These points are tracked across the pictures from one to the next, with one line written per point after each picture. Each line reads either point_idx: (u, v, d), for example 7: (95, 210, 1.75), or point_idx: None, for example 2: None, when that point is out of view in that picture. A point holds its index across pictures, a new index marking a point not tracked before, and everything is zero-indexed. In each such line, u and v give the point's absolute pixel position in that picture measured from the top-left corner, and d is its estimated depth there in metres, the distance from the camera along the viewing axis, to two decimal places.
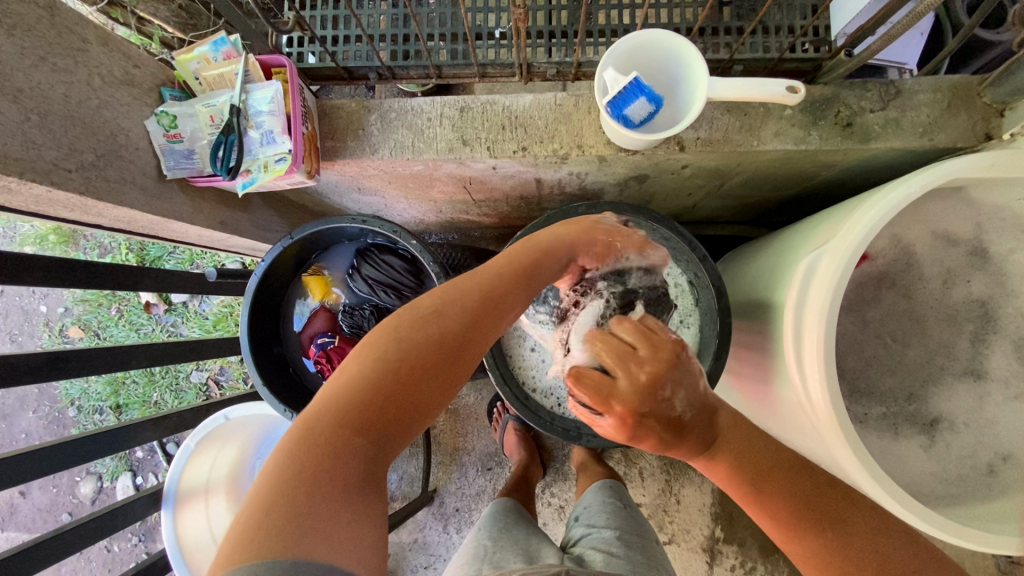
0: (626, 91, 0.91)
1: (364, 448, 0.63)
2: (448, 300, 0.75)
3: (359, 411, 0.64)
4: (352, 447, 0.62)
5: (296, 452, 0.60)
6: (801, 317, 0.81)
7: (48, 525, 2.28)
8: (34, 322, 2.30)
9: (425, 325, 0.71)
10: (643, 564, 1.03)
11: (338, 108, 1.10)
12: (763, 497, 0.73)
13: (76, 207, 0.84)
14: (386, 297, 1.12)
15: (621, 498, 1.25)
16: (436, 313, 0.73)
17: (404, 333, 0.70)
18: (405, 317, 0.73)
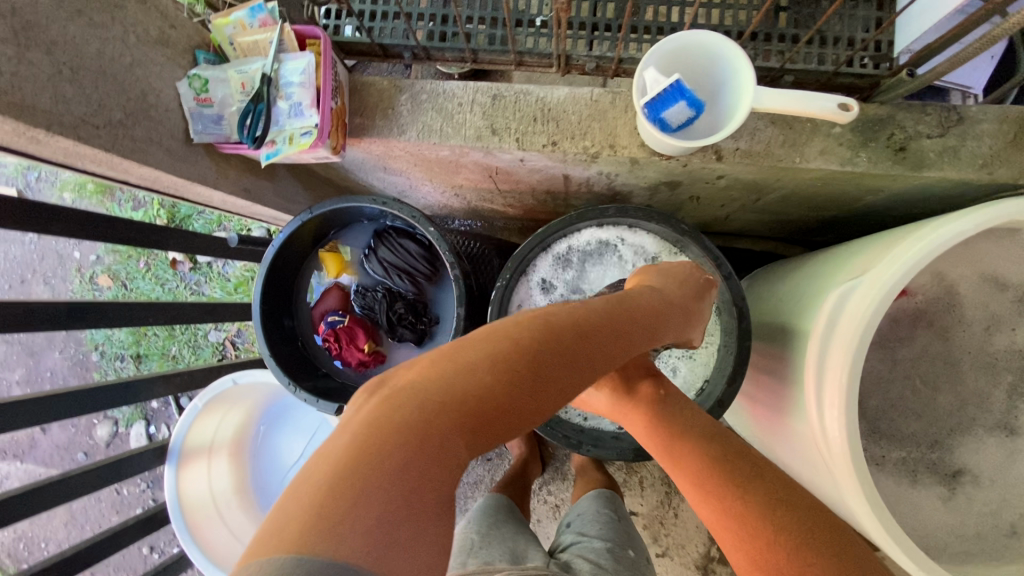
0: (667, 93, 0.86)
1: (459, 456, 0.56)
2: (591, 332, 0.69)
3: (469, 415, 0.57)
4: (450, 451, 0.55)
5: (396, 442, 0.52)
6: (824, 354, 0.77)
7: (64, 462, 2.38)
8: (67, 266, 2.38)
9: (566, 362, 0.65)
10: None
11: (370, 85, 1.08)
12: (678, 459, 0.74)
13: (102, 163, 0.84)
14: (400, 282, 1.11)
15: (616, 509, 1.23)
16: (577, 350, 0.67)
17: (543, 360, 0.64)
18: (550, 338, 0.65)
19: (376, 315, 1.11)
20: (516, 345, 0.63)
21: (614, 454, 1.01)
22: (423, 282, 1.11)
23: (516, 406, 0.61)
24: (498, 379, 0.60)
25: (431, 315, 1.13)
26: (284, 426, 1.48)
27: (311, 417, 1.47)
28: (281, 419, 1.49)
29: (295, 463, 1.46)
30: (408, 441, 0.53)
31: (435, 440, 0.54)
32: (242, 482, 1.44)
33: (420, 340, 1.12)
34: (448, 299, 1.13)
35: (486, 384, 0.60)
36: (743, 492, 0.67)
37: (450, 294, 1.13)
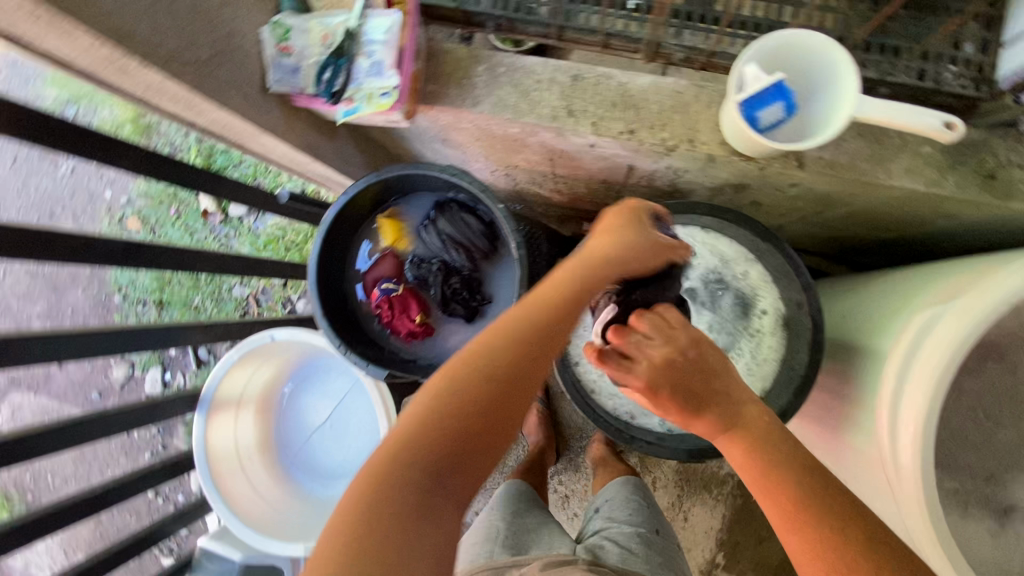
0: (768, 91, 0.84)
1: (420, 479, 0.60)
2: (514, 327, 0.71)
3: (419, 441, 0.62)
4: (412, 476, 0.60)
5: (386, 478, 0.60)
6: (904, 376, 0.76)
7: (77, 399, 2.40)
8: (97, 205, 2.37)
9: (500, 363, 0.68)
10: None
11: (448, 52, 1.05)
12: (772, 489, 0.71)
13: (182, 101, 0.83)
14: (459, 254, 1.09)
15: (645, 496, 1.22)
16: (508, 349, 0.69)
17: (497, 359, 0.68)
18: (475, 352, 0.70)
19: (430, 287, 1.10)
20: (452, 369, 0.68)
21: (668, 454, 0.98)
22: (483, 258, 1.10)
23: (465, 417, 0.64)
24: (462, 389, 0.66)
25: (485, 294, 1.12)
26: (312, 388, 1.49)
27: (341, 382, 1.48)
28: (309, 381, 1.49)
29: (321, 426, 1.48)
30: (372, 479, 0.59)
31: (394, 471, 0.60)
32: (265, 439, 1.45)
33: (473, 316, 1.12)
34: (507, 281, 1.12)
35: (429, 408, 0.65)
36: (827, 540, 0.65)
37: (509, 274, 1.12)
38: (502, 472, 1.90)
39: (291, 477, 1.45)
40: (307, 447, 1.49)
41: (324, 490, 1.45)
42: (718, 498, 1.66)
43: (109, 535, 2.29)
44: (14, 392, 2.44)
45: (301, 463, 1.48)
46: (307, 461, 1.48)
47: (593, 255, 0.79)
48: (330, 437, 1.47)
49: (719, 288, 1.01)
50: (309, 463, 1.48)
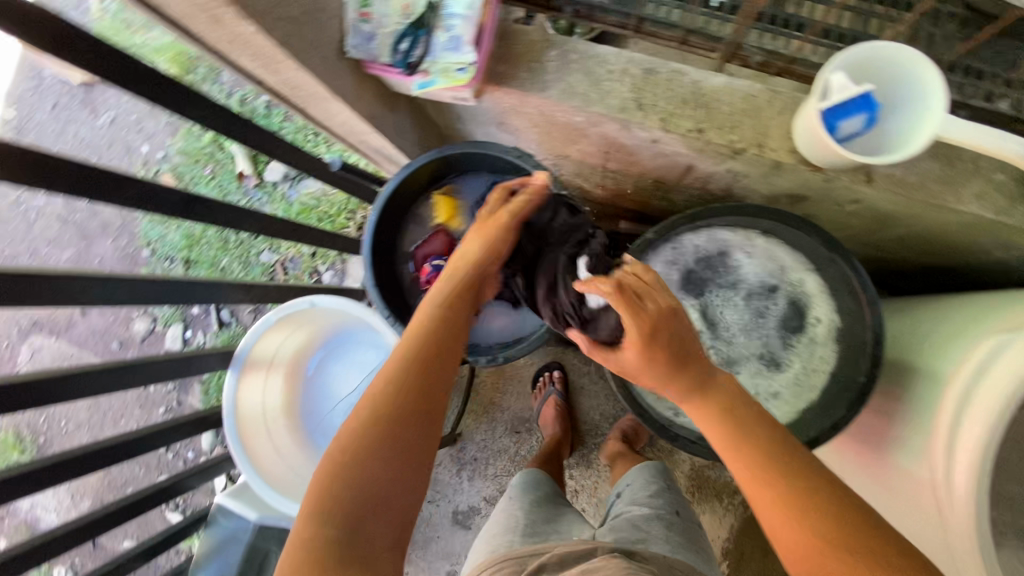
0: (852, 102, 0.83)
1: (367, 479, 0.69)
2: (423, 334, 0.83)
3: (363, 446, 0.71)
4: (360, 479, 0.69)
5: (337, 478, 0.68)
6: (965, 402, 0.76)
7: (97, 348, 2.42)
8: (133, 157, 2.37)
9: (421, 368, 0.79)
10: (693, 560, 1.00)
11: (521, 33, 1.05)
12: (738, 453, 0.72)
13: (264, 57, 0.83)
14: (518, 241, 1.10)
15: (666, 476, 1.22)
16: (426, 356, 0.80)
17: (414, 355, 0.80)
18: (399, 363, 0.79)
19: None
20: (383, 383, 0.76)
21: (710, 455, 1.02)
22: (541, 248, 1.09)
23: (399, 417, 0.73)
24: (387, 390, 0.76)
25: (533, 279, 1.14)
26: (341, 359, 1.51)
27: (371, 355, 1.49)
28: (340, 351, 1.51)
29: (347, 396, 1.49)
30: (329, 493, 0.68)
31: (346, 481, 0.68)
32: (291, 403, 1.46)
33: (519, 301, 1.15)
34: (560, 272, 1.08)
35: (366, 417, 0.73)
36: (821, 510, 0.65)
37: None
38: (514, 460, 1.91)
39: (313, 443, 1.46)
40: (332, 416, 1.49)
41: None
42: (728, 508, 1.66)
43: (117, 485, 2.32)
44: (35, 335, 2.46)
45: (325, 431, 1.49)
46: (330, 429, 1.48)
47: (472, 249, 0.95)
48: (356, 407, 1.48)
49: (774, 295, 0.99)
50: (331, 431, 1.48)
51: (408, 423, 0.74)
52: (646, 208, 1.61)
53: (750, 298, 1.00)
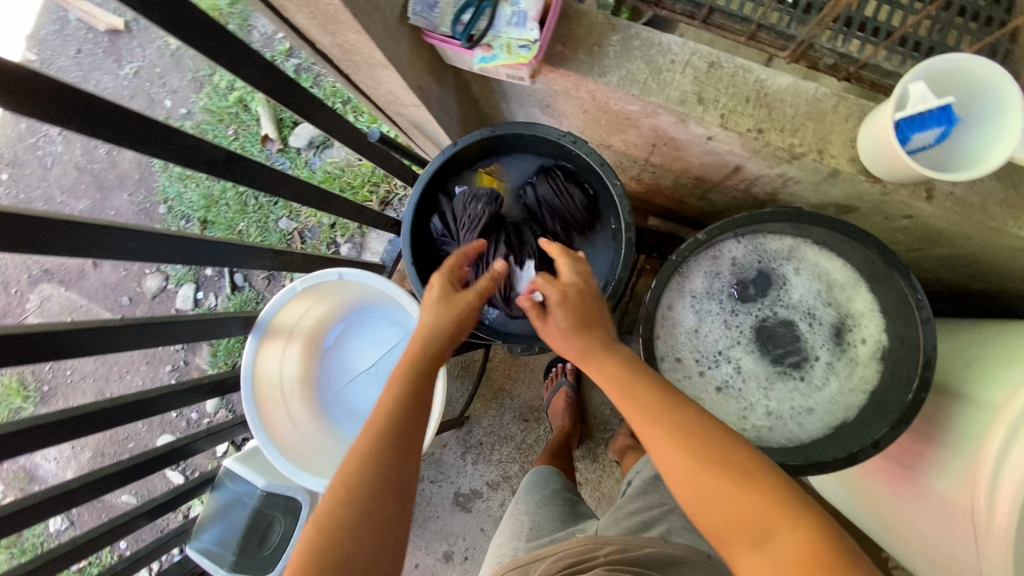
0: (930, 114, 0.80)
1: (361, 536, 0.64)
2: (408, 373, 0.79)
3: (356, 505, 0.66)
4: (354, 539, 0.64)
5: (326, 549, 0.63)
6: (1014, 432, 0.75)
7: (106, 302, 2.40)
8: (156, 112, 2.33)
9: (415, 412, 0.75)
10: (698, 542, 0.94)
11: (583, 15, 1.02)
12: (656, 414, 0.71)
13: (326, 17, 0.80)
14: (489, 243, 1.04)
15: None
16: (415, 401, 0.76)
17: (398, 403, 0.75)
18: (389, 409, 0.74)
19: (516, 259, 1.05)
20: (373, 432, 0.72)
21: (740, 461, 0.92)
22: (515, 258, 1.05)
23: (394, 468, 0.69)
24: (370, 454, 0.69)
25: None
26: (361, 333, 1.50)
27: (391, 331, 1.47)
28: (360, 325, 1.50)
29: (365, 371, 1.48)
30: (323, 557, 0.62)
31: (339, 545, 0.63)
32: (307, 373, 1.45)
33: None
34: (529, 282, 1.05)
35: (360, 472, 0.68)
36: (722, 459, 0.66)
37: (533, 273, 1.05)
38: (520, 448, 1.91)
39: (327, 416, 1.44)
40: (347, 390, 1.48)
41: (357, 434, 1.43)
42: None
43: (118, 440, 2.32)
44: (45, 283, 2.44)
45: (340, 405, 1.47)
46: (344, 403, 1.47)
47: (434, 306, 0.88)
48: (373, 383, 1.47)
49: (819, 311, 0.98)
50: (345, 405, 1.47)
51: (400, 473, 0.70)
52: (680, 205, 1.58)
53: (794, 311, 0.99)
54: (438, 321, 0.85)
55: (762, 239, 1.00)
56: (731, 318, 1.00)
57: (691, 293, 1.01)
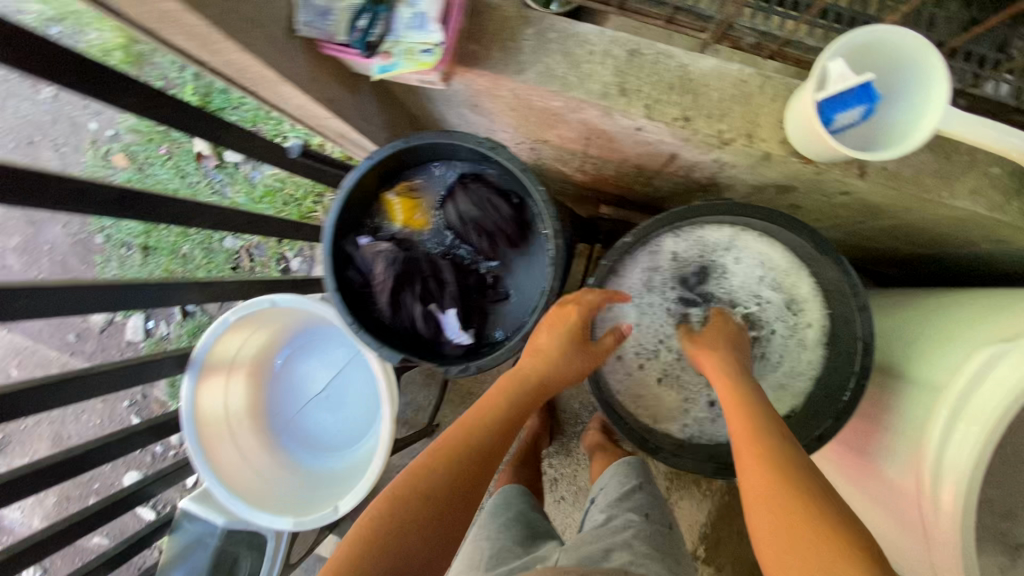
0: (850, 92, 0.77)
1: (441, 519, 0.74)
2: (513, 397, 0.88)
3: (448, 489, 0.76)
4: (433, 519, 0.73)
5: (410, 514, 0.72)
6: (958, 415, 0.73)
7: (52, 341, 2.29)
8: (80, 137, 2.20)
9: (507, 437, 0.85)
10: (660, 570, 0.90)
11: (494, 9, 0.95)
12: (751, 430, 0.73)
13: (197, 38, 0.73)
14: (405, 294, 0.96)
15: (642, 476, 1.17)
16: (509, 428, 0.86)
17: (506, 422, 0.86)
18: (493, 420, 0.85)
19: (437, 299, 0.97)
20: (479, 440, 0.82)
21: (692, 467, 0.88)
22: (435, 305, 0.97)
23: (481, 473, 0.79)
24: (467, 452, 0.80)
25: (501, 290, 1.02)
26: (310, 356, 1.44)
27: (340, 352, 1.42)
28: (307, 348, 1.44)
29: (317, 395, 1.42)
30: (407, 515, 0.72)
31: (428, 514, 0.73)
32: (256, 404, 1.39)
33: (484, 326, 1.01)
34: (454, 326, 0.97)
35: (458, 465, 0.78)
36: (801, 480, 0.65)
37: (456, 318, 0.97)
38: None
39: (282, 446, 1.38)
40: (300, 417, 1.43)
41: (315, 462, 1.38)
42: (706, 494, 1.71)
43: (83, 481, 2.24)
44: None
45: (293, 434, 1.41)
46: (299, 431, 1.42)
47: (560, 341, 0.89)
48: (326, 407, 1.42)
49: (761, 298, 0.97)
50: (301, 433, 1.41)
51: (483, 481, 0.80)
52: (628, 193, 1.54)
53: (736, 301, 0.97)
54: (571, 366, 0.90)
55: (696, 230, 0.97)
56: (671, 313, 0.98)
57: (630, 293, 0.98)
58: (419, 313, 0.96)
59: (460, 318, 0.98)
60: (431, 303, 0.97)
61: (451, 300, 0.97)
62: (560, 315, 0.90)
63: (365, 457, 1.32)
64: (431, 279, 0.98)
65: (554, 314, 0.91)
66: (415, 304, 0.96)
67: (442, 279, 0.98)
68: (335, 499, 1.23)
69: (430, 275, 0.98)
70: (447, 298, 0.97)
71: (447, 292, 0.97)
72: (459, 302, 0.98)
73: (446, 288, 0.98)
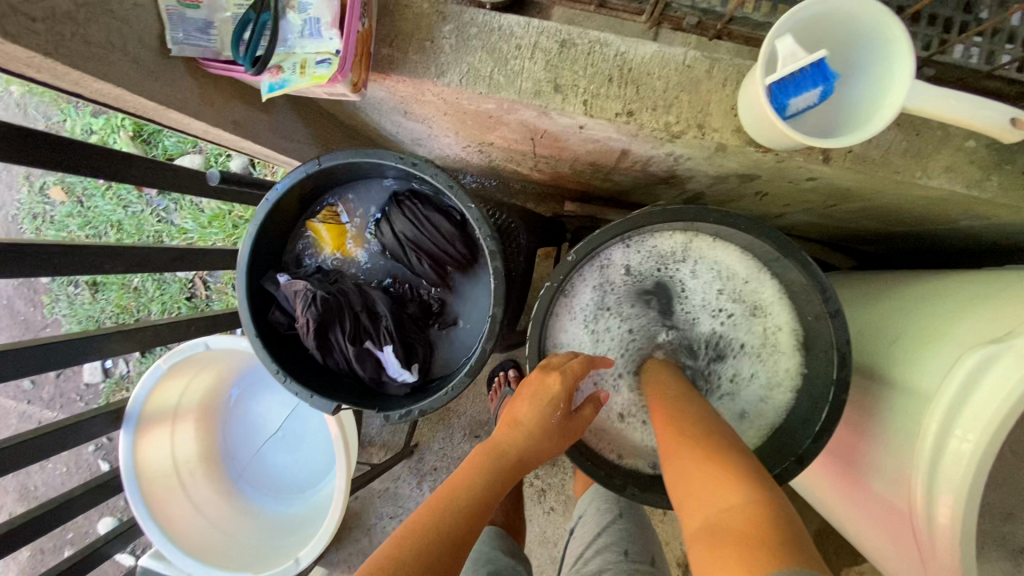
0: (803, 73, 0.68)
1: None
2: (481, 467, 0.74)
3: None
4: None
5: None
6: (946, 427, 0.64)
7: (7, 389, 2.16)
8: (13, 173, 2.07)
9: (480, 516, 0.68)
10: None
11: (406, 6, 0.85)
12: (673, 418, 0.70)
13: (40, 69, 0.62)
14: (334, 334, 0.84)
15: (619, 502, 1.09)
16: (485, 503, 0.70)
17: (479, 497, 0.70)
18: (460, 499, 0.69)
19: (372, 336, 0.85)
20: (443, 519, 0.66)
21: (664, 502, 0.81)
22: (371, 343, 0.86)
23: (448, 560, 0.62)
24: (432, 544, 0.62)
25: (447, 319, 0.93)
26: (262, 394, 1.34)
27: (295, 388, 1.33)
28: (258, 386, 1.35)
29: (274, 435, 1.33)
30: None
31: None
32: (208, 451, 1.28)
33: (430, 360, 0.90)
34: (394, 366, 0.86)
35: (419, 551, 0.61)
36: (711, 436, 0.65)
37: (396, 357, 0.85)
38: None
39: (239, 492, 1.28)
40: (257, 460, 1.33)
41: (277, 507, 1.29)
42: None
43: (55, 533, 2.10)
44: None
45: (251, 478, 1.31)
46: (258, 474, 1.32)
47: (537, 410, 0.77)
48: (284, 448, 1.33)
49: (726, 309, 0.88)
50: (260, 476, 1.32)
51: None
52: (590, 189, 1.44)
53: (699, 315, 0.89)
54: (546, 438, 0.77)
55: (646, 239, 0.89)
56: (627, 332, 0.90)
57: (582, 312, 0.89)
58: (351, 353, 0.84)
59: (401, 356, 0.86)
60: (366, 341, 0.85)
61: (389, 336, 0.86)
62: (540, 384, 0.78)
63: (326, 500, 1.23)
64: (363, 313, 0.86)
65: (533, 382, 0.79)
66: (347, 343, 0.84)
67: (376, 313, 0.87)
68: (294, 551, 1.15)
69: (364, 309, 0.86)
70: (384, 332, 0.86)
71: (383, 326, 0.86)
72: (399, 336, 0.86)
73: (381, 322, 0.86)
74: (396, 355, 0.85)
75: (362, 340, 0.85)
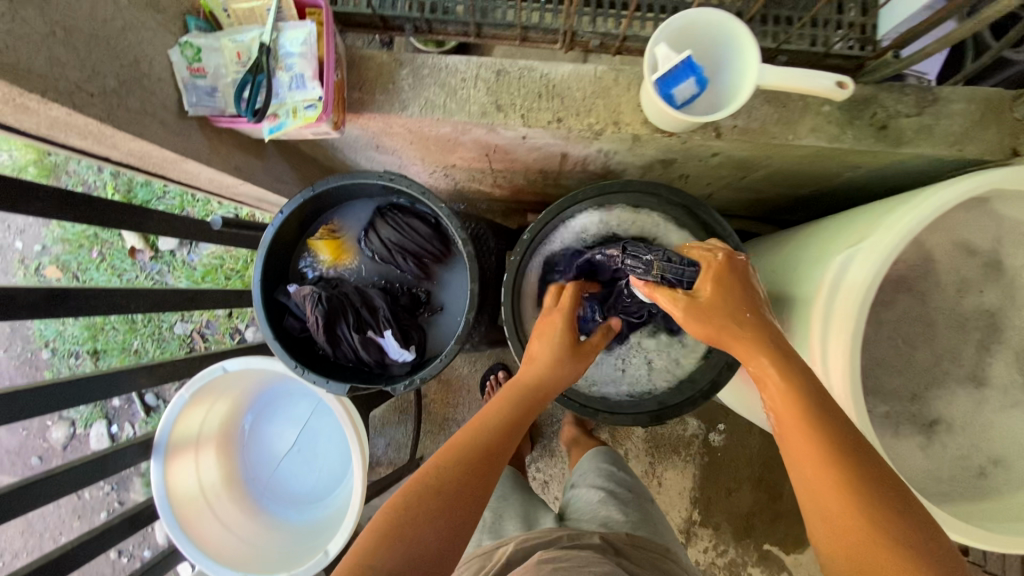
0: (679, 68, 0.89)
1: (444, 508, 0.76)
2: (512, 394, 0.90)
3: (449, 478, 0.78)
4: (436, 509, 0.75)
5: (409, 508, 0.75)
6: (830, 312, 0.83)
7: (16, 469, 2.21)
8: (8, 259, 2.18)
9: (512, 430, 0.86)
10: (652, 535, 1.01)
11: (369, 58, 1.05)
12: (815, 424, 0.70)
13: (89, 134, 0.79)
14: (341, 328, 1.00)
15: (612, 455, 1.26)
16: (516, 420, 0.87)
17: (509, 416, 0.87)
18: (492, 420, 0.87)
19: (373, 324, 1.01)
20: (477, 434, 0.84)
21: (630, 421, 1.02)
22: (372, 332, 1.01)
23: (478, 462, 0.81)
24: (462, 455, 0.81)
25: (434, 307, 1.10)
26: (274, 416, 1.47)
27: (304, 405, 1.46)
28: (270, 409, 1.47)
29: (289, 451, 1.45)
30: (414, 512, 0.74)
31: (432, 505, 0.75)
32: (230, 474, 1.39)
33: (423, 341, 1.07)
34: (395, 348, 1.01)
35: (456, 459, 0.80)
36: (844, 455, 0.68)
37: (395, 340, 1.01)
38: None
39: (262, 508, 1.39)
40: (276, 477, 1.44)
41: (298, 517, 1.40)
42: (686, 460, 1.79)
43: None
44: None
45: (272, 494, 1.42)
46: (277, 489, 1.43)
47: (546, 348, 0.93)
48: (301, 462, 1.44)
49: None
50: (280, 491, 1.43)
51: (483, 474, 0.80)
52: (545, 197, 1.64)
53: None
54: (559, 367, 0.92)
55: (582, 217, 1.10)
56: None
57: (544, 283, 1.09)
58: (357, 341, 1.00)
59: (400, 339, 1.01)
60: (369, 330, 1.01)
61: (387, 323, 1.01)
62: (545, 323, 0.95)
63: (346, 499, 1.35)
64: (365, 308, 1.02)
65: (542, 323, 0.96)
66: (352, 333, 0.99)
67: (375, 306, 1.03)
68: (324, 544, 1.26)
69: (364, 305, 1.03)
70: (383, 321, 1.01)
71: (382, 315, 1.02)
72: (396, 322, 1.02)
73: (380, 313, 1.02)
74: (395, 338, 1.01)
75: (366, 329, 1.01)
